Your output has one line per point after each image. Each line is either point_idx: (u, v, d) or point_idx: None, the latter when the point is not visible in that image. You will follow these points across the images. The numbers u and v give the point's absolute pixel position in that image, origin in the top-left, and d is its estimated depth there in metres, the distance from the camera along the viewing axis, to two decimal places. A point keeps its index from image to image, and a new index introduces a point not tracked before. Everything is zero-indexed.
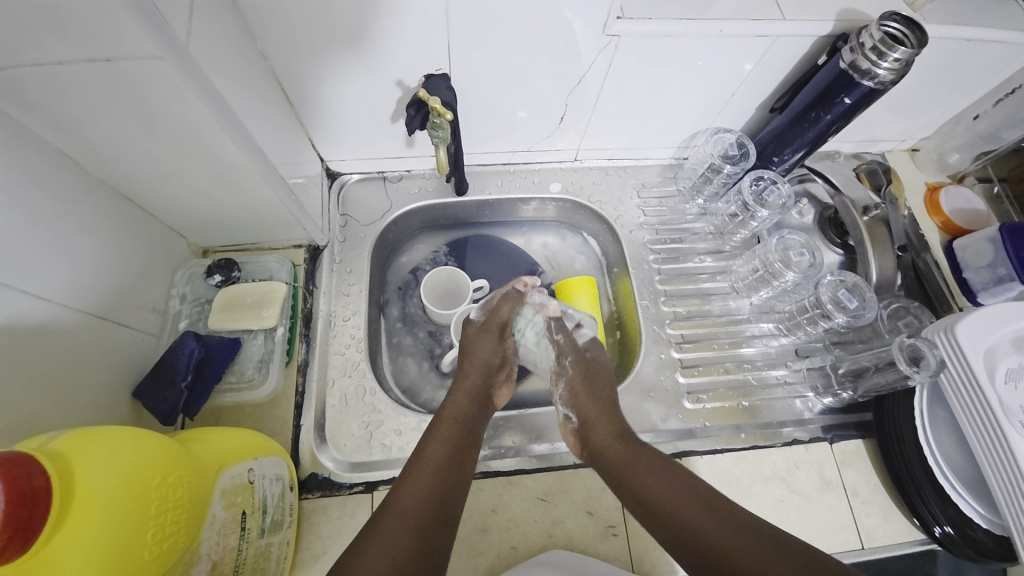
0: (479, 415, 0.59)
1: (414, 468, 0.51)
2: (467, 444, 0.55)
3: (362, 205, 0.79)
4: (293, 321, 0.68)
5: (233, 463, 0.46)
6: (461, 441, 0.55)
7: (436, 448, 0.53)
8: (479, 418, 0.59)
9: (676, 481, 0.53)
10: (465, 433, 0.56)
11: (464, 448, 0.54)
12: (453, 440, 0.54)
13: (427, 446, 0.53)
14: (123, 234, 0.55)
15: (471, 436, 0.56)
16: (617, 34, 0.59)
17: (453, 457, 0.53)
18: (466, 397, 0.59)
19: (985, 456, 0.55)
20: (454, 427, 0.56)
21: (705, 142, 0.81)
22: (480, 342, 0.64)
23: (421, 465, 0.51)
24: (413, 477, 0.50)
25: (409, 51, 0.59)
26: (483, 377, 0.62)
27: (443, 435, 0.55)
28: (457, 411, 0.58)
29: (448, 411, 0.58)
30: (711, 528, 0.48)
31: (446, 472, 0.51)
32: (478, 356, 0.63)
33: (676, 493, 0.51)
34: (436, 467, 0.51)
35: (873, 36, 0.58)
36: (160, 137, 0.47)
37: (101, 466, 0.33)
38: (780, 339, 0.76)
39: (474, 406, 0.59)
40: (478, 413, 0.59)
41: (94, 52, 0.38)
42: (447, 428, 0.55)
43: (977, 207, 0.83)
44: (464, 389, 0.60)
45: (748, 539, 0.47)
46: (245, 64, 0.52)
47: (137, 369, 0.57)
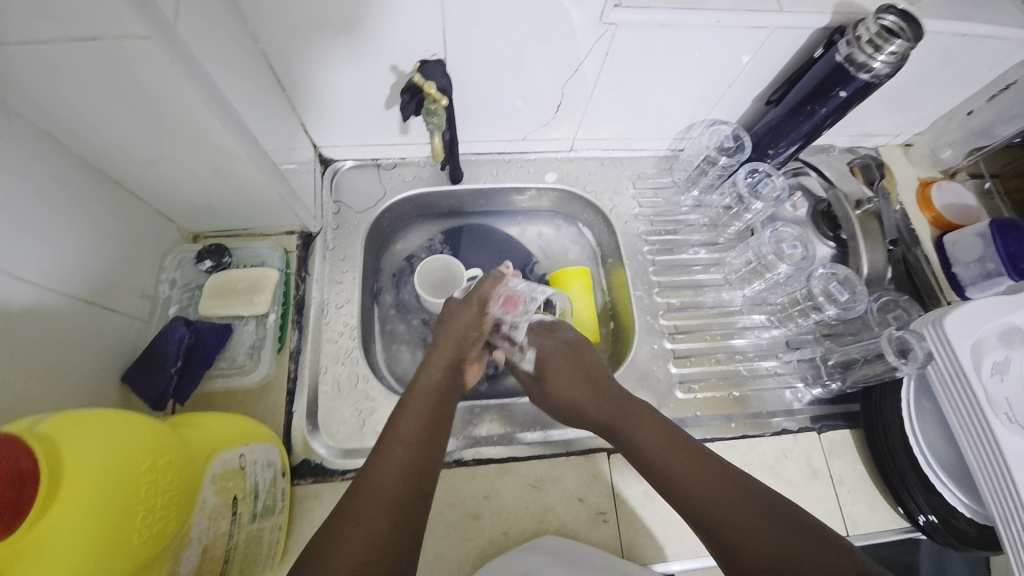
0: (450, 392, 0.59)
1: (386, 446, 0.50)
2: (439, 422, 0.54)
3: (356, 192, 0.78)
4: (285, 308, 0.67)
5: (225, 448, 0.46)
6: (432, 419, 0.54)
7: (408, 424, 0.52)
8: (450, 395, 0.58)
9: (686, 453, 0.52)
10: (437, 410, 0.55)
11: (436, 425, 0.54)
12: (424, 417, 0.54)
13: (399, 424, 0.52)
14: (111, 217, 0.54)
15: (443, 413, 0.56)
16: (615, 22, 0.58)
17: (426, 434, 0.52)
18: (438, 374, 0.59)
19: (971, 447, 0.57)
20: (426, 405, 0.55)
21: (702, 134, 0.81)
22: (461, 316, 0.63)
23: (394, 442, 0.50)
24: (385, 454, 0.49)
25: (404, 36, 0.58)
26: (459, 351, 0.62)
27: (414, 413, 0.54)
28: (429, 390, 0.57)
29: (420, 389, 0.57)
30: (716, 500, 0.47)
31: (420, 449, 0.51)
32: (455, 330, 0.62)
33: (686, 466, 0.50)
34: (409, 444, 0.51)
35: (869, 30, 0.58)
36: (148, 118, 0.46)
37: (88, 449, 0.33)
38: (772, 331, 0.76)
39: (446, 383, 0.59)
40: (449, 391, 0.58)
41: (78, 29, 0.37)
42: (418, 406, 0.55)
43: (968, 202, 0.84)
44: (436, 365, 0.59)
45: (757, 514, 0.45)
46: (236, 46, 0.51)
47: (125, 354, 0.56)
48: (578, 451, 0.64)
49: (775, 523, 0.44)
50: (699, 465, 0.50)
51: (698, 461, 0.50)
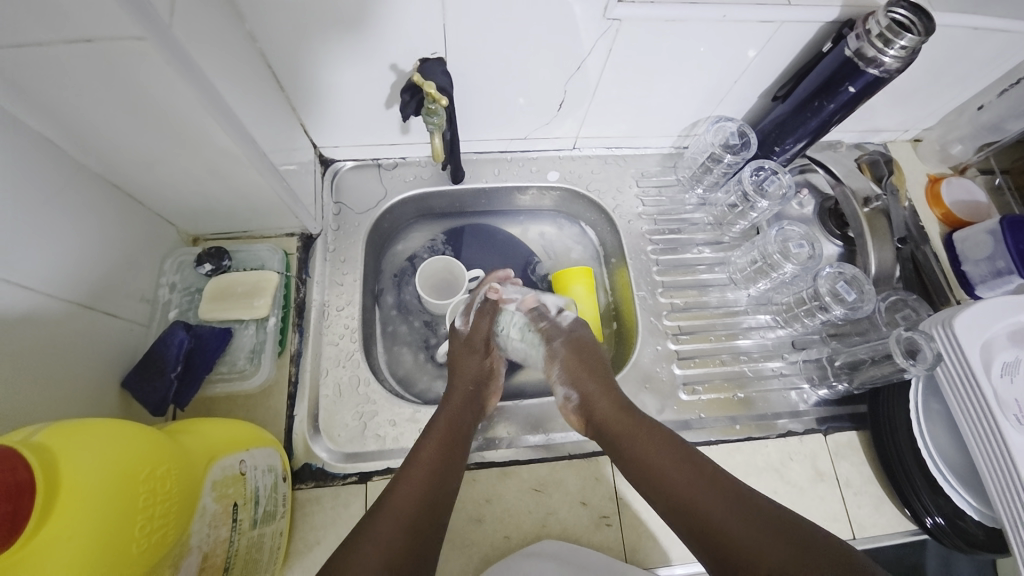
0: (472, 419, 0.60)
1: (409, 467, 0.52)
2: (460, 446, 0.56)
3: (356, 193, 0.77)
4: (285, 310, 0.67)
5: (224, 455, 0.46)
6: (453, 442, 0.55)
7: (428, 447, 0.54)
8: (470, 421, 0.59)
9: (688, 464, 0.52)
10: (457, 436, 0.57)
11: (457, 449, 0.55)
12: (446, 441, 0.55)
13: (421, 447, 0.54)
14: (109, 221, 0.53)
15: (463, 438, 0.57)
16: (618, 18, 0.57)
17: (447, 456, 0.54)
18: (458, 403, 0.60)
19: (980, 451, 0.55)
20: (447, 430, 0.56)
21: (706, 131, 0.80)
22: (468, 357, 0.66)
23: (416, 465, 0.52)
24: (408, 476, 0.51)
25: (403, 34, 0.57)
26: (474, 388, 0.64)
27: (436, 438, 0.55)
28: (450, 416, 0.58)
29: (441, 416, 0.58)
30: (721, 513, 0.47)
31: (441, 473, 0.52)
32: (468, 371, 0.65)
33: (687, 479, 0.51)
34: (431, 467, 0.52)
35: (880, 22, 0.57)
36: (144, 121, 0.46)
37: (85, 459, 0.33)
38: (777, 331, 0.76)
39: (466, 410, 0.60)
40: (470, 419, 0.60)
41: (72, 32, 0.36)
42: (439, 431, 0.56)
43: (978, 199, 0.83)
44: (455, 395, 0.61)
45: (757, 526, 0.45)
46: (234, 47, 0.51)
47: (125, 359, 0.56)
48: (580, 454, 0.64)
49: (773, 536, 0.44)
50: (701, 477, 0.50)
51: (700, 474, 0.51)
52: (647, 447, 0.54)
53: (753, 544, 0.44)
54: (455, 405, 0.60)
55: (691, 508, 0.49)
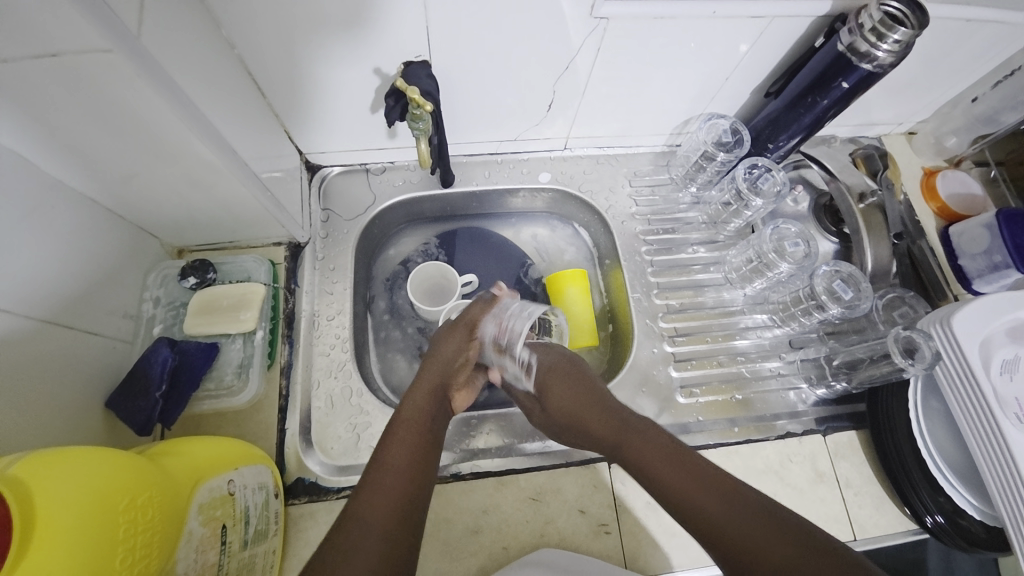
0: (439, 413, 0.58)
1: (375, 472, 0.49)
2: (428, 445, 0.54)
3: (345, 199, 0.76)
4: (274, 322, 0.65)
5: (211, 476, 0.45)
6: (422, 442, 0.53)
7: (396, 448, 0.51)
8: (438, 420, 0.57)
9: (682, 465, 0.50)
10: (425, 433, 0.54)
11: (424, 447, 0.53)
12: (411, 441, 0.53)
13: (386, 449, 0.51)
14: (86, 235, 0.52)
15: (431, 435, 0.55)
16: (606, 16, 0.56)
17: (414, 454, 0.51)
18: (425, 399, 0.58)
19: (979, 448, 0.55)
20: (414, 430, 0.54)
21: (699, 128, 0.78)
22: (449, 340, 0.63)
23: (382, 469, 0.49)
24: (376, 479, 0.48)
25: (387, 39, 0.56)
26: (444, 377, 0.61)
27: (401, 437, 0.53)
28: (414, 414, 0.56)
29: (405, 414, 0.56)
30: (717, 510, 0.46)
31: (410, 473, 0.50)
32: (443, 359, 0.62)
33: (680, 473, 0.49)
34: (399, 470, 0.49)
35: (873, 16, 0.56)
36: (121, 136, 0.45)
37: (62, 490, 0.32)
38: (774, 331, 0.75)
39: (433, 405, 0.58)
40: (437, 415, 0.58)
41: (36, 46, 0.35)
42: (406, 432, 0.53)
43: (973, 191, 0.82)
44: (422, 389, 0.59)
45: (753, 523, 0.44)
46: (210, 54, 0.49)
47: (110, 378, 0.55)
48: (577, 461, 0.63)
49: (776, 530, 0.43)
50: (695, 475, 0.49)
51: (696, 472, 0.49)
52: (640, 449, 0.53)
53: (752, 542, 0.43)
54: (422, 402, 0.57)
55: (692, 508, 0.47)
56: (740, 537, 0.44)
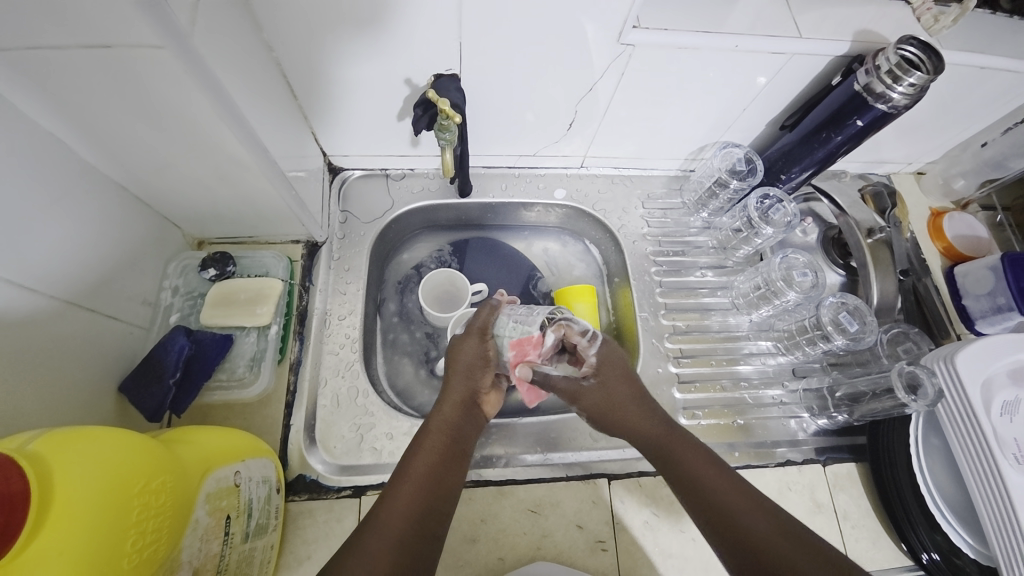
0: (470, 421, 0.57)
1: (398, 482, 0.50)
2: (454, 457, 0.53)
3: (363, 202, 0.77)
4: (287, 318, 0.66)
5: (219, 466, 0.46)
6: (448, 455, 0.53)
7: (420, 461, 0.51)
8: (468, 430, 0.56)
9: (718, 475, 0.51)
10: (453, 445, 0.54)
11: (451, 460, 0.52)
12: (440, 453, 0.52)
13: (412, 459, 0.51)
14: (114, 221, 0.53)
15: (460, 447, 0.54)
16: (632, 43, 0.58)
17: (439, 469, 0.51)
18: (456, 407, 0.57)
19: (978, 488, 0.55)
20: (443, 440, 0.53)
21: (714, 156, 0.80)
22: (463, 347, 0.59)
23: (406, 481, 0.49)
24: (397, 493, 0.48)
25: (421, 51, 0.58)
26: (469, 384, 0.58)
27: (429, 448, 0.52)
28: (446, 422, 0.55)
29: (436, 422, 0.55)
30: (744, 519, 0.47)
31: (434, 488, 0.50)
32: (461, 366, 0.58)
33: (732, 496, 0.49)
34: (420, 482, 0.50)
35: (890, 59, 0.58)
36: (159, 128, 0.46)
37: (79, 469, 0.32)
38: (778, 358, 0.76)
39: (466, 414, 0.57)
40: (467, 425, 0.56)
41: (90, 38, 0.36)
42: (434, 442, 0.53)
43: (979, 234, 0.84)
44: (456, 396, 0.57)
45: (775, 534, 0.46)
46: (250, 54, 0.51)
47: (124, 363, 0.56)
48: (577, 476, 0.63)
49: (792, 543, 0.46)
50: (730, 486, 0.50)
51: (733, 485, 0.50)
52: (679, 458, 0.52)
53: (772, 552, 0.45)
54: (455, 411, 0.56)
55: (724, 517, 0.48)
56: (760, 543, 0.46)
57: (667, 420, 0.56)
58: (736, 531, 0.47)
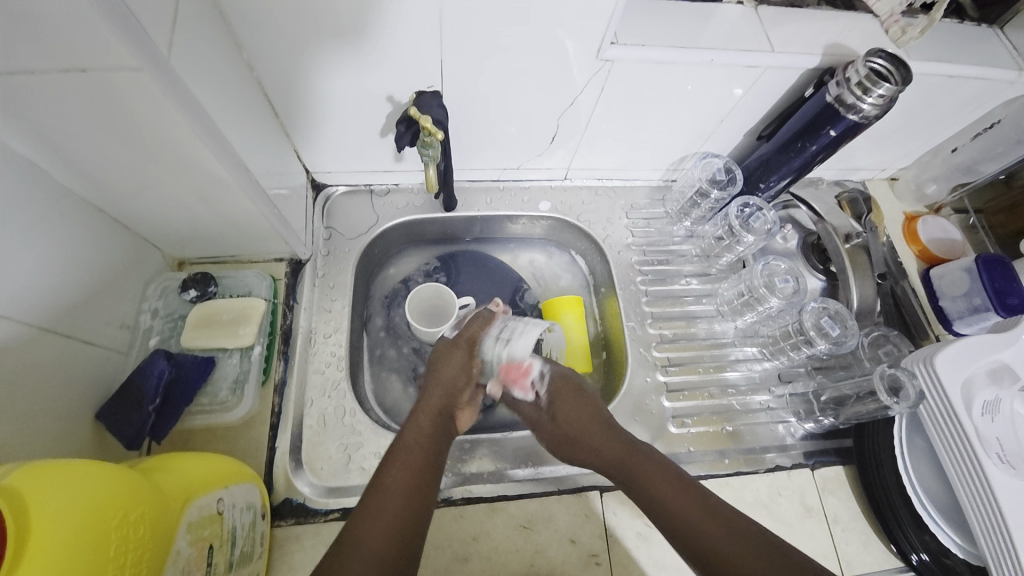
0: (442, 435, 0.58)
1: (376, 498, 0.49)
2: (429, 468, 0.53)
3: (348, 218, 0.77)
4: (271, 338, 0.65)
5: (201, 494, 0.44)
6: (424, 466, 0.53)
7: (397, 475, 0.51)
8: (442, 441, 0.57)
9: (680, 485, 0.54)
10: (427, 456, 0.54)
11: (427, 473, 0.53)
12: (416, 467, 0.53)
13: (388, 474, 0.51)
14: (90, 244, 0.52)
15: (436, 460, 0.55)
16: (611, 58, 0.59)
17: (414, 481, 0.51)
18: (429, 419, 0.58)
19: (964, 489, 0.56)
20: (417, 455, 0.54)
21: (694, 166, 0.82)
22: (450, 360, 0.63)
23: (384, 498, 0.49)
24: (375, 510, 0.48)
25: (402, 68, 0.59)
26: (446, 396, 0.61)
27: (403, 461, 0.53)
28: (419, 436, 0.56)
29: (410, 435, 0.56)
30: (704, 528, 0.50)
31: (411, 500, 0.50)
32: (443, 377, 0.62)
33: (692, 507, 0.52)
34: (398, 495, 0.50)
35: (859, 72, 0.60)
36: (137, 150, 0.46)
37: (55, 502, 0.31)
38: (764, 364, 0.76)
39: (438, 427, 0.58)
40: (440, 438, 0.57)
41: (67, 61, 0.36)
42: (408, 455, 0.53)
43: (953, 237, 0.86)
44: (427, 412, 0.59)
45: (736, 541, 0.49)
46: (230, 71, 0.51)
47: (101, 389, 0.54)
48: (569, 489, 0.63)
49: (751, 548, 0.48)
50: (690, 495, 0.53)
51: (694, 495, 0.53)
52: (640, 468, 0.56)
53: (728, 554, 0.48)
54: (426, 428, 0.57)
55: (685, 527, 0.51)
56: (719, 549, 0.49)
57: (623, 430, 0.61)
58: (696, 542, 0.50)
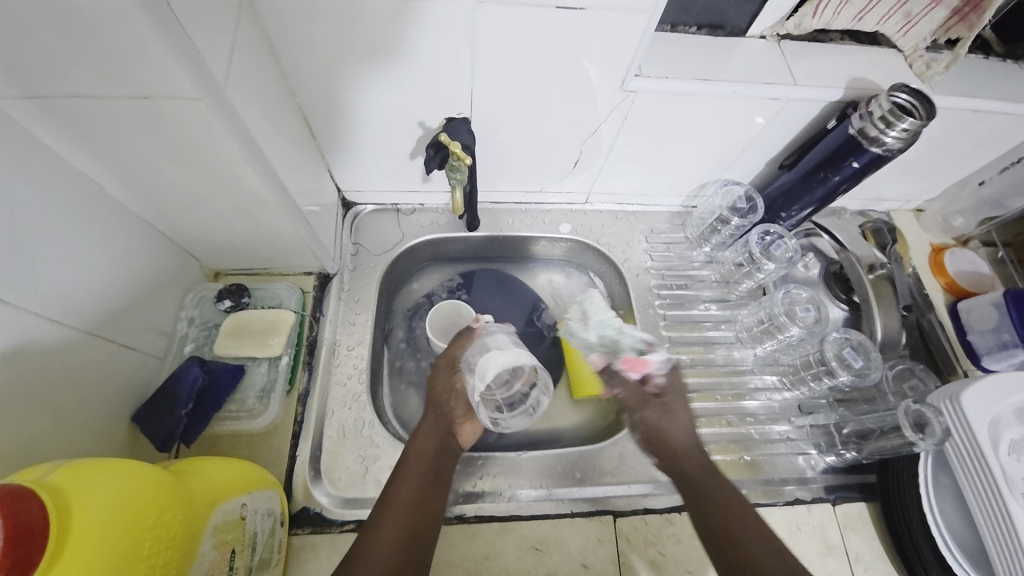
0: (450, 447, 0.59)
1: (385, 509, 0.51)
2: (436, 483, 0.55)
3: (375, 234, 0.80)
4: (298, 349, 0.68)
5: (225, 499, 0.46)
6: (430, 481, 0.55)
7: (405, 489, 0.53)
8: (448, 455, 0.59)
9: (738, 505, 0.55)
10: (432, 470, 0.56)
11: (434, 487, 0.55)
12: (422, 482, 0.54)
13: (397, 486, 0.53)
14: (136, 254, 0.55)
15: (440, 473, 0.56)
16: (635, 90, 0.61)
17: (422, 496, 0.53)
18: (434, 431, 0.59)
19: (988, 528, 0.55)
20: (424, 468, 0.55)
21: (715, 193, 0.83)
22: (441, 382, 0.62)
23: (392, 511, 0.51)
24: (385, 522, 0.50)
25: (434, 98, 0.62)
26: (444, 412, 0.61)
27: (410, 474, 0.55)
28: (425, 448, 0.57)
29: (416, 447, 0.57)
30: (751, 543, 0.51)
31: (419, 515, 0.52)
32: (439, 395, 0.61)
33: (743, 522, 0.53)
34: (406, 509, 0.52)
35: (882, 106, 0.61)
36: (185, 169, 0.49)
37: (97, 497, 0.33)
38: (783, 393, 0.75)
39: (443, 438, 0.59)
40: (446, 450, 0.59)
41: (130, 89, 0.39)
42: (416, 469, 0.55)
43: (981, 270, 0.84)
44: (433, 423, 0.60)
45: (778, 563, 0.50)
46: (274, 96, 0.54)
47: (137, 393, 0.57)
48: (582, 513, 0.62)
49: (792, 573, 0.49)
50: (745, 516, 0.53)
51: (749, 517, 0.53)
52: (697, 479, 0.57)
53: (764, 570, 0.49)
54: (429, 440, 0.58)
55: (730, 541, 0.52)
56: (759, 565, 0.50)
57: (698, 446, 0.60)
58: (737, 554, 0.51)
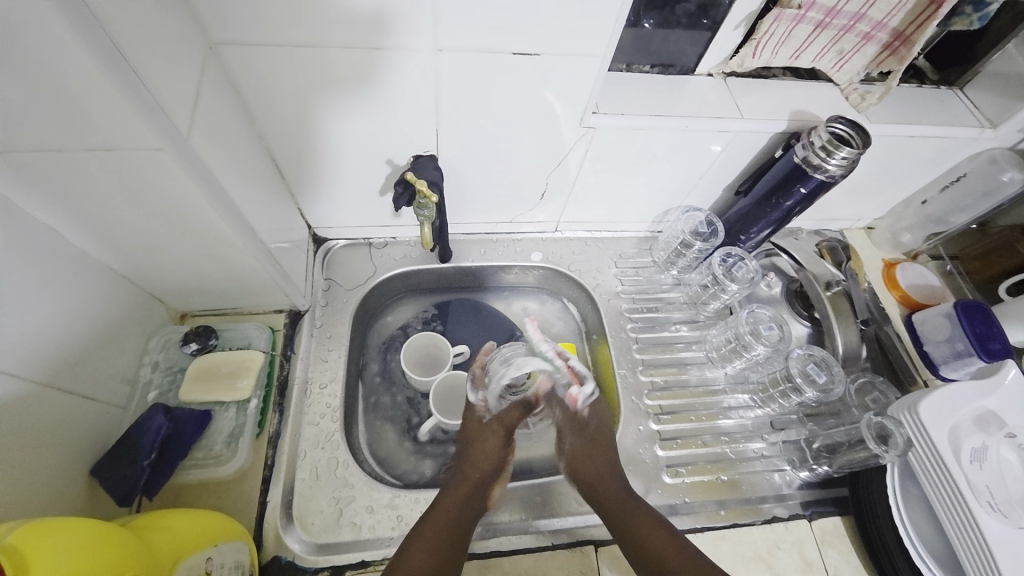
0: (474, 512, 0.58)
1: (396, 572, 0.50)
2: (454, 548, 0.54)
3: (347, 269, 0.80)
4: (268, 389, 0.66)
5: (190, 554, 0.44)
6: (447, 544, 0.53)
7: (419, 551, 0.52)
8: (471, 520, 0.57)
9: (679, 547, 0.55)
10: (454, 533, 0.55)
11: (453, 551, 0.53)
12: (438, 544, 0.53)
13: (411, 547, 0.52)
14: (98, 302, 0.54)
15: (461, 538, 0.55)
16: (594, 126, 0.65)
17: (437, 560, 0.52)
18: (460, 494, 0.59)
19: (959, 538, 0.56)
20: (443, 530, 0.54)
21: (678, 219, 0.86)
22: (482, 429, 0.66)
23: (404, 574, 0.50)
24: None
25: (402, 137, 0.64)
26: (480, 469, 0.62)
27: (427, 535, 0.54)
28: (449, 510, 0.57)
29: (441, 507, 0.57)
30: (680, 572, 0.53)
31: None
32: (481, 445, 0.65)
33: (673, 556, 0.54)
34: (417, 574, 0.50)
35: (821, 136, 0.65)
36: (150, 216, 0.49)
37: (56, 557, 0.31)
38: (755, 411, 0.77)
39: (469, 502, 0.59)
40: (470, 514, 0.58)
41: (94, 141, 0.40)
42: (434, 530, 0.54)
43: (931, 283, 0.89)
44: (461, 484, 0.60)
45: None
46: (240, 137, 0.55)
47: (96, 445, 0.55)
48: (564, 544, 0.62)
49: None
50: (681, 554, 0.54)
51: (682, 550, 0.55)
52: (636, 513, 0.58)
53: None
54: (456, 501, 0.58)
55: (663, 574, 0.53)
56: None
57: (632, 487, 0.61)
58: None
